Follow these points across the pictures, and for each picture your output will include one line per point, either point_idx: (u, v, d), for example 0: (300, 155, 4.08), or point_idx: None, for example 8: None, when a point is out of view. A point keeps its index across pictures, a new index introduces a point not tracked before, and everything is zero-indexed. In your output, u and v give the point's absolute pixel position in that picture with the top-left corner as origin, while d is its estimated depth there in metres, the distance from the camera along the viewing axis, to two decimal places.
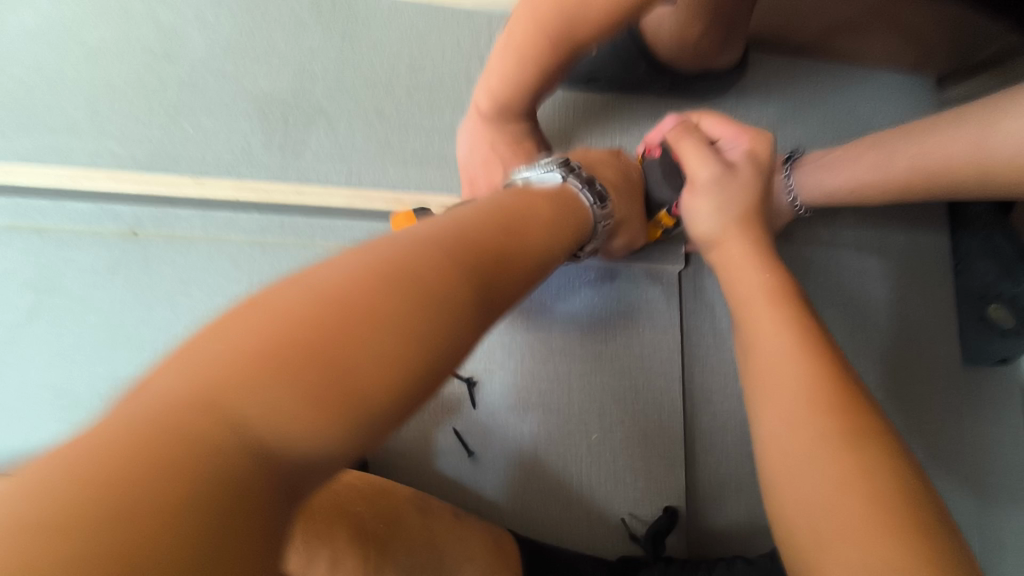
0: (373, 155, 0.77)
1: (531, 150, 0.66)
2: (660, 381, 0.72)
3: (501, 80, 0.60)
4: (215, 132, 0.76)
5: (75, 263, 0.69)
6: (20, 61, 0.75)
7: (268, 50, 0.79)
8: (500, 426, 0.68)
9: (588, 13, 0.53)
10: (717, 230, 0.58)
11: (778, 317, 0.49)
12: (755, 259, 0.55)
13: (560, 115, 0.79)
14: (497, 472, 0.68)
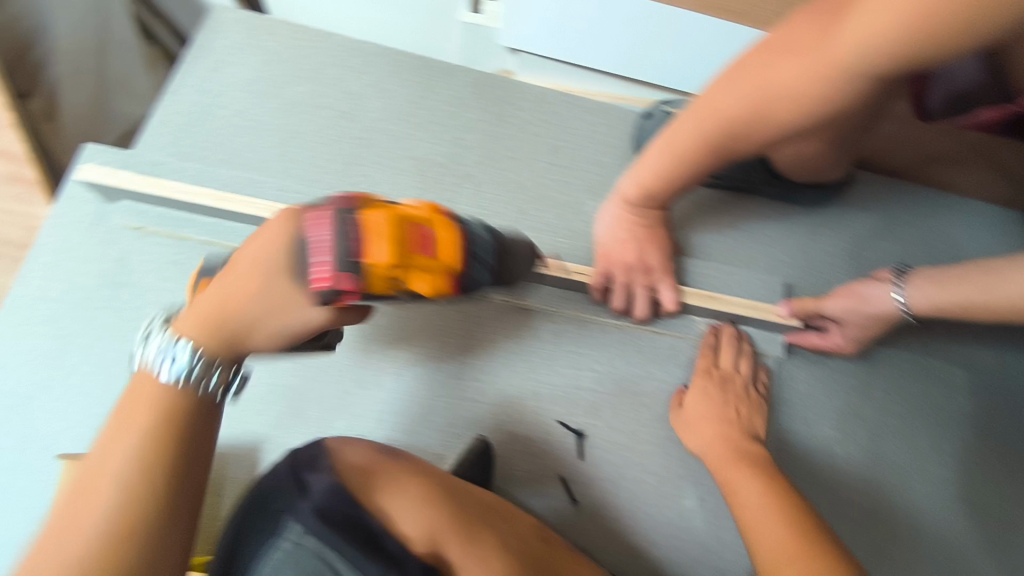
0: (511, 219, 0.87)
1: (654, 235, 0.77)
2: None
3: (653, 169, 0.70)
4: (380, 181, 0.88)
5: None
6: (232, 106, 0.91)
7: (432, 119, 0.92)
8: (603, 479, 0.74)
9: (746, 131, 0.62)
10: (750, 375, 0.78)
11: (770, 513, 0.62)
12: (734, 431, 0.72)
13: (683, 204, 0.89)
14: (597, 523, 0.73)
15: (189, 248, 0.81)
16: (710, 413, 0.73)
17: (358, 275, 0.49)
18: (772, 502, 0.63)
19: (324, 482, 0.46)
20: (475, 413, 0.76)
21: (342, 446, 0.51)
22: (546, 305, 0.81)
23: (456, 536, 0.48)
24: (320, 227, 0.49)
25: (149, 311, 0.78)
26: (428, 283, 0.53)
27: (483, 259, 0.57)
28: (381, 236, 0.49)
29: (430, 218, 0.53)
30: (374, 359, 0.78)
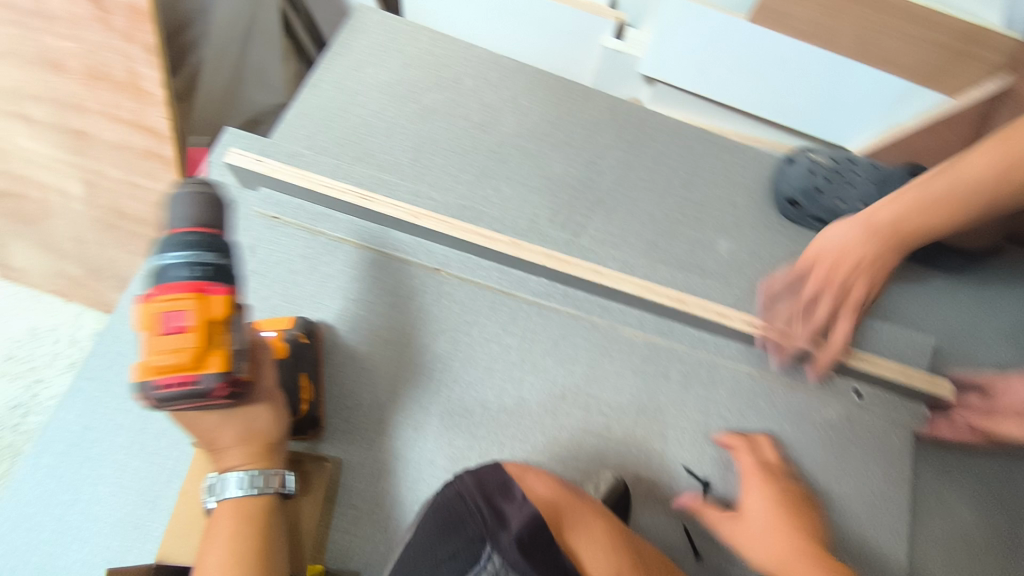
0: (643, 252, 0.84)
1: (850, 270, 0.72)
2: (888, 536, 0.72)
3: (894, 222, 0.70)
4: (511, 198, 0.85)
5: (383, 283, 0.78)
6: (368, 105, 0.89)
7: (567, 141, 0.91)
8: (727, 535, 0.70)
9: None
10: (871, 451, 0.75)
11: None
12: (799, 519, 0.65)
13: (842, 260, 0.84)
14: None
15: (321, 243, 0.79)
16: (774, 524, 0.65)
17: (206, 379, 0.53)
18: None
19: (522, 514, 0.50)
20: (598, 448, 0.72)
21: (529, 479, 0.54)
22: (680, 345, 0.78)
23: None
24: (163, 400, 0.53)
25: (275, 303, 0.76)
26: (217, 303, 0.54)
27: (195, 254, 0.55)
28: (163, 363, 0.52)
29: (147, 321, 0.53)
30: (499, 379, 0.75)
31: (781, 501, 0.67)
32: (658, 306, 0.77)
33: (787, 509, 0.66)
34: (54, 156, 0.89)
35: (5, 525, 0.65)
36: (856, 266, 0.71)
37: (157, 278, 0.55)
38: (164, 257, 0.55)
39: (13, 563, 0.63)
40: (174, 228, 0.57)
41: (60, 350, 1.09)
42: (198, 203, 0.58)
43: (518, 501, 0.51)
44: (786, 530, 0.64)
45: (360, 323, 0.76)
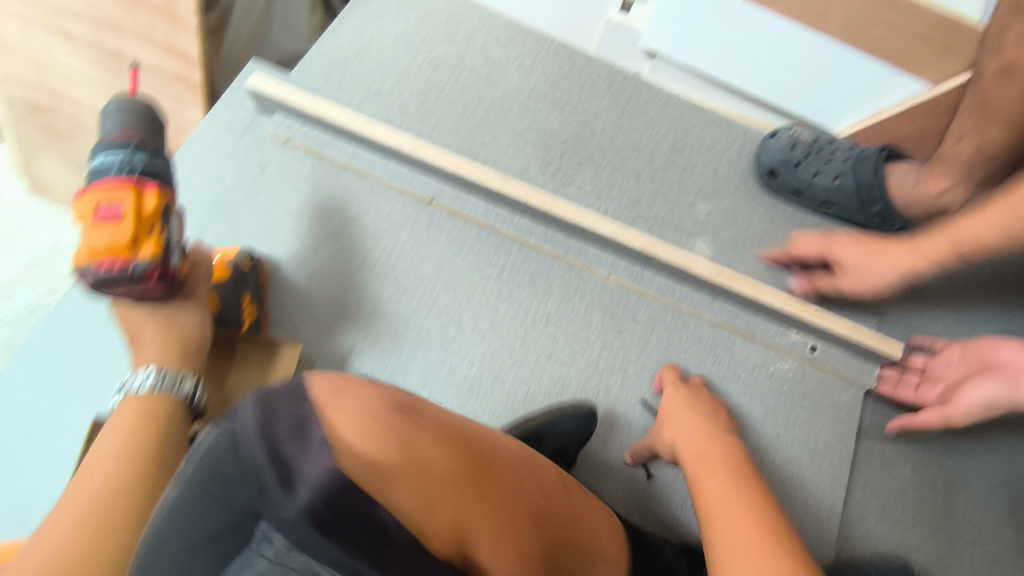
0: (624, 206, 0.90)
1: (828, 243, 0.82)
2: (824, 482, 0.76)
3: (914, 239, 0.78)
4: (506, 146, 0.91)
5: (377, 208, 0.83)
6: (382, 50, 0.95)
7: (564, 99, 0.96)
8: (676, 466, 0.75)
9: (975, 241, 0.72)
10: (817, 403, 0.80)
11: (735, 492, 0.58)
12: (706, 416, 0.71)
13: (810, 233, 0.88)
14: (661, 499, 0.74)
15: (325, 167, 0.85)
16: (683, 417, 0.70)
17: (137, 262, 0.50)
18: (732, 491, 0.58)
19: (320, 471, 0.29)
20: (560, 374, 0.77)
21: (331, 412, 0.32)
22: (648, 290, 0.83)
23: (488, 530, 0.33)
24: (98, 287, 0.51)
25: (276, 216, 0.82)
26: (151, 196, 0.53)
27: (128, 155, 0.54)
28: (99, 245, 0.50)
29: (83, 214, 0.51)
30: (475, 303, 0.80)
31: (697, 403, 0.73)
32: (633, 252, 0.82)
33: (695, 409, 0.72)
34: (88, 72, 0.96)
35: (12, 382, 0.71)
36: (871, 251, 0.79)
37: (92, 177, 0.53)
38: (98, 158, 0.54)
39: (17, 416, 0.70)
40: (106, 136, 0.56)
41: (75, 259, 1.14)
42: (126, 112, 0.56)
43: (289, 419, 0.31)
44: (693, 424, 0.69)
45: (352, 241, 0.82)
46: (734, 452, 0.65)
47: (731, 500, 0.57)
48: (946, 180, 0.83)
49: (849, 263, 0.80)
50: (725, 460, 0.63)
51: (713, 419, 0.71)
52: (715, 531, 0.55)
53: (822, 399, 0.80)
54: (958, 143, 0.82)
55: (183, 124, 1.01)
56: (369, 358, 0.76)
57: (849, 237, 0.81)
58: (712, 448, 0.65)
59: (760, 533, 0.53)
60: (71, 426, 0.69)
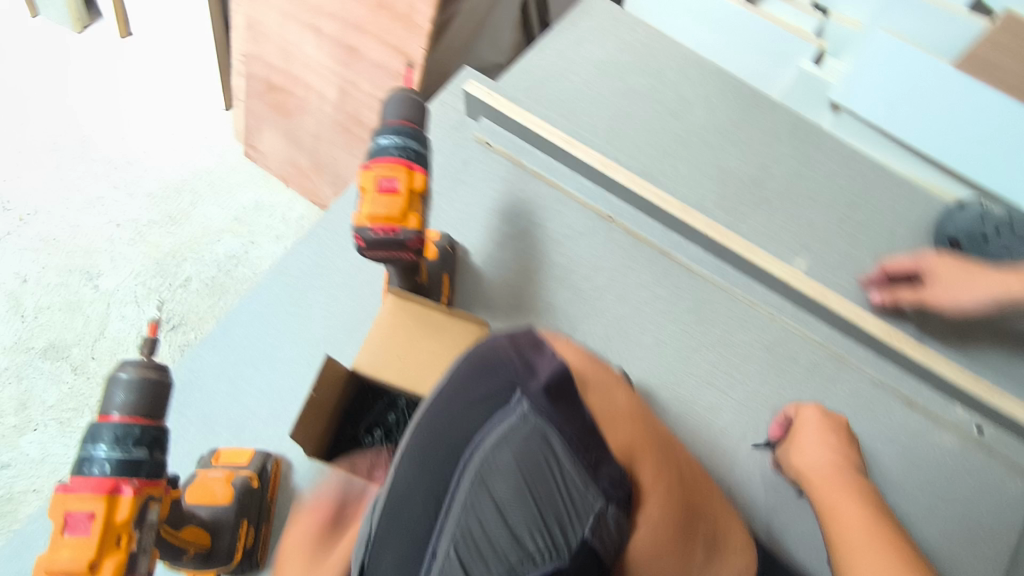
0: (794, 250, 0.91)
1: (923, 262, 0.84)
2: (961, 556, 0.75)
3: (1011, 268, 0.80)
4: (685, 177, 0.96)
5: (562, 216, 0.91)
6: (582, 74, 1.03)
7: (747, 142, 1.00)
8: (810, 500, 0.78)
9: None
10: (975, 486, 0.78)
11: (863, 520, 0.66)
12: (829, 439, 0.75)
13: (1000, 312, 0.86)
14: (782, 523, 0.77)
15: (520, 173, 0.94)
16: (818, 444, 0.74)
17: (406, 231, 0.60)
18: (873, 527, 0.65)
19: (550, 367, 0.58)
20: (715, 402, 0.81)
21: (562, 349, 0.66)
22: (812, 337, 0.85)
23: (650, 465, 0.61)
24: (368, 245, 0.60)
25: (474, 210, 0.91)
26: (420, 179, 0.62)
27: (406, 140, 0.64)
28: (379, 212, 0.59)
29: (366, 184, 0.61)
30: (643, 319, 0.85)
31: (829, 430, 0.76)
32: (803, 296, 0.85)
33: (834, 436, 0.76)
34: (326, 64, 1.11)
35: (245, 315, 0.83)
36: (966, 270, 0.82)
37: (373, 156, 0.63)
38: (381, 139, 0.64)
39: (245, 343, 0.82)
40: (387, 120, 0.66)
41: (296, 224, 1.29)
42: (406, 101, 0.67)
43: (549, 359, 0.60)
44: (831, 452, 0.74)
45: (538, 242, 0.90)
46: (866, 490, 0.71)
47: (862, 528, 0.65)
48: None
49: (942, 281, 0.82)
50: (842, 493, 0.70)
51: (837, 440, 0.75)
52: (847, 542, 0.64)
53: (983, 483, 0.79)
54: None
55: (375, 108, 1.10)
56: None
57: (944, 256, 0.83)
58: (855, 488, 0.70)
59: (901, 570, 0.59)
60: (287, 360, 0.81)
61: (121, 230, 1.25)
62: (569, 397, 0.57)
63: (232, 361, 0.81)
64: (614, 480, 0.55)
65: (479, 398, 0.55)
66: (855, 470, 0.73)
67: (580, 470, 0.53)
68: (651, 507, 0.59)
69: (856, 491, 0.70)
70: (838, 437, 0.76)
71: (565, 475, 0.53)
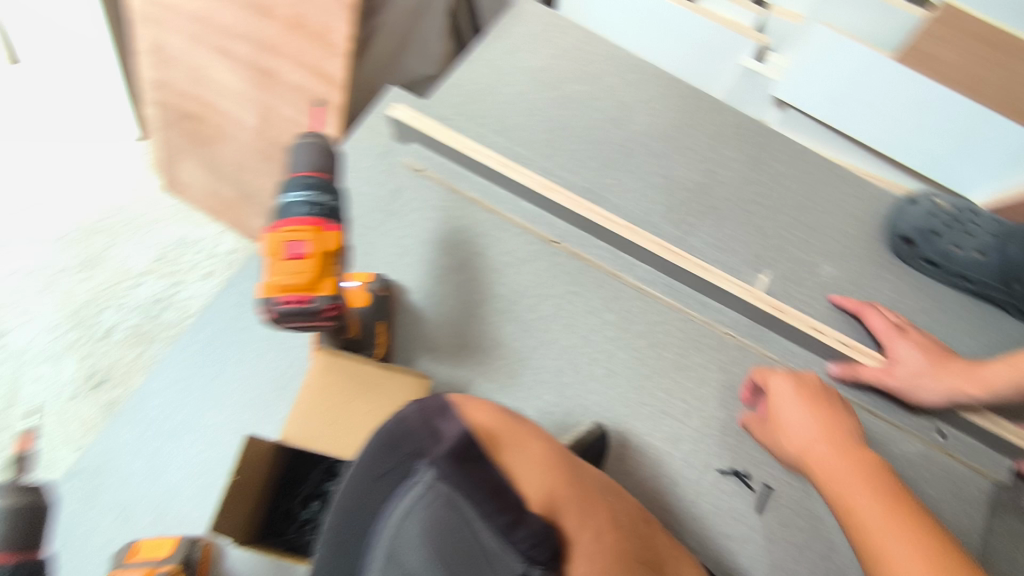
0: (746, 261, 0.87)
1: (886, 332, 0.79)
2: None
3: (978, 363, 0.74)
4: (631, 190, 0.91)
5: (503, 242, 0.85)
6: (515, 85, 0.97)
7: (691, 147, 0.95)
8: (774, 525, 0.75)
9: None
10: (944, 495, 0.75)
11: (874, 490, 0.59)
12: (815, 405, 0.69)
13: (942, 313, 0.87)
14: (750, 553, 0.73)
15: (455, 199, 0.87)
16: (805, 418, 0.68)
17: (318, 299, 0.54)
18: (895, 516, 0.55)
19: (455, 430, 0.48)
20: (674, 430, 0.78)
21: (468, 406, 0.51)
22: (769, 352, 0.81)
23: (576, 516, 0.50)
24: (276, 319, 0.54)
25: (408, 243, 0.85)
26: (332, 237, 0.55)
27: (315, 194, 0.57)
28: (285, 281, 0.53)
29: (271, 250, 0.54)
30: (593, 349, 0.81)
31: (810, 395, 0.70)
32: (757, 312, 0.81)
33: (817, 403, 0.69)
34: (239, 88, 1.02)
35: (163, 383, 0.75)
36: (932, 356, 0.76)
37: (280, 215, 0.56)
38: (287, 196, 0.57)
39: (164, 414, 0.74)
40: (294, 172, 0.59)
41: (223, 258, 1.20)
42: (313, 149, 0.59)
43: (457, 418, 0.49)
44: (820, 425, 0.67)
45: (481, 273, 0.84)
46: (877, 464, 0.62)
47: (885, 522, 0.55)
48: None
49: (906, 370, 0.76)
50: (846, 458, 0.63)
51: (824, 409, 0.69)
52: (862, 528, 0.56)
53: (952, 490, 0.76)
54: None
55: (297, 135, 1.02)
56: (489, 393, 0.78)
57: (915, 340, 0.77)
58: (863, 468, 0.61)
59: (919, 548, 0.53)
60: (209, 432, 0.73)
61: (29, 280, 1.14)
62: (480, 458, 0.47)
63: (149, 436, 0.73)
64: (535, 538, 0.45)
65: (380, 471, 0.47)
66: (852, 431, 0.67)
67: (496, 537, 0.44)
68: (580, 562, 0.48)
69: (859, 455, 0.63)
70: (826, 403, 0.69)
71: (482, 541, 0.44)
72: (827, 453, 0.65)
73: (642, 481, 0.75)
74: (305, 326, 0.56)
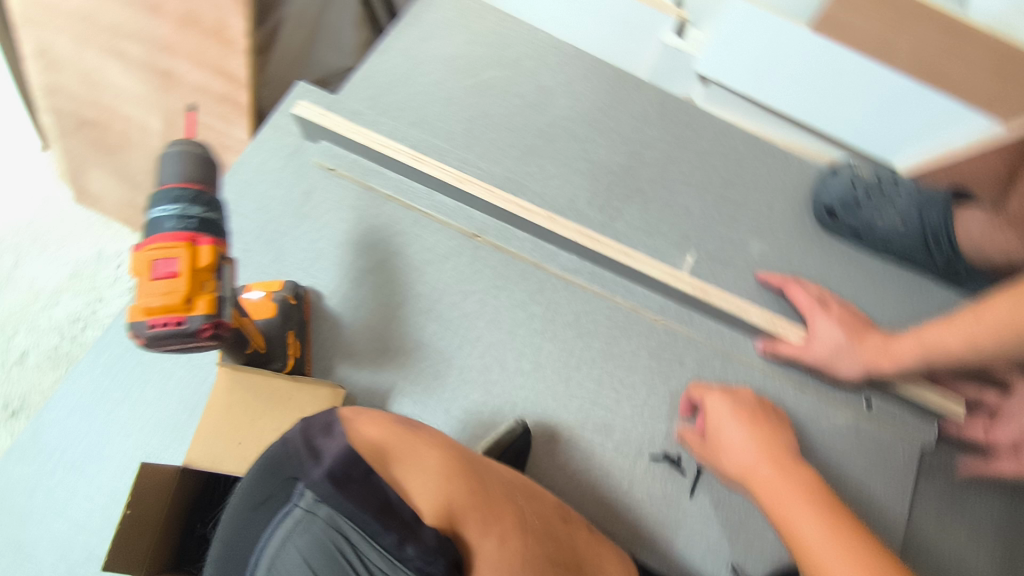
0: (673, 242, 0.86)
1: (810, 308, 0.78)
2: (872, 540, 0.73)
3: (891, 337, 0.73)
4: (554, 177, 0.88)
5: (421, 239, 0.82)
6: (430, 75, 0.93)
7: (614, 129, 0.93)
8: (707, 508, 0.74)
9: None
10: (872, 465, 0.76)
11: (810, 504, 0.56)
12: (748, 421, 0.68)
13: (869, 283, 0.87)
14: (684, 537, 0.73)
15: (370, 197, 0.84)
16: (741, 437, 0.66)
17: (192, 320, 0.50)
18: (838, 536, 0.52)
19: (340, 447, 0.46)
20: (605, 419, 0.76)
21: (359, 422, 0.50)
22: (697, 334, 0.80)
23: (478, 522, 0.49)
24: (149, 344, 0.50)
25: (321, 246, 0.81)
26: (205, 252, 0.52)
27: (185, 207, 0.53)
28: (153, 303, 0.49)
29: (139, 270, 0.51)
30: (519, 343, 0.78)
31: (744, 414, 0.69)
32: (682, 294, 0.80)
33: (753, 422, 0.68)
34: (140, 93, 0.97)
35: (61, 412, 0.71)
36: (853, 331, 0.75)
37: (148, 231, 0.53)
38: (155, 210, 0.53)
39: (64, 445, 0.70)
40: (163, 183, 0.55)
41: None
42: (185, 158, 0.55)
43: (343, 436, 0.47)
44: (757, 443, 0.65)
45: (399, 273, 0.81)
46: (817, 483, 0.59)
47: (828, 544, 0.52)
48: (1014, 239, 0.78)
49: (829, 349, 0.75)
50: (781, 474, 0.61)
51: (756, 425, 0.68)
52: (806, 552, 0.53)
53: (880, 458, 0.77)
54: None
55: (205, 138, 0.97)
56: (412, 397, 0.75)
57: (836, 317, 0.76)
58: (802, 484, 0.59)
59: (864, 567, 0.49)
60: (114, 461, 0.69)
61: None
62: (367, 476, 0.45)
63: (48, 470, 0.69)
64: (427, 552, 0.43)
65: (257, 498, 0.44)
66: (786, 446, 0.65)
67: (380, 556, 0.42)
68: (481, 573, 0.46)
69: (796, 469, 0.61)
70: (758, 419, 0.69)
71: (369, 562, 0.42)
72: (762, 471, 0.62)
73: (573, 475, 0.74)
74: (185, 348, 0.52)
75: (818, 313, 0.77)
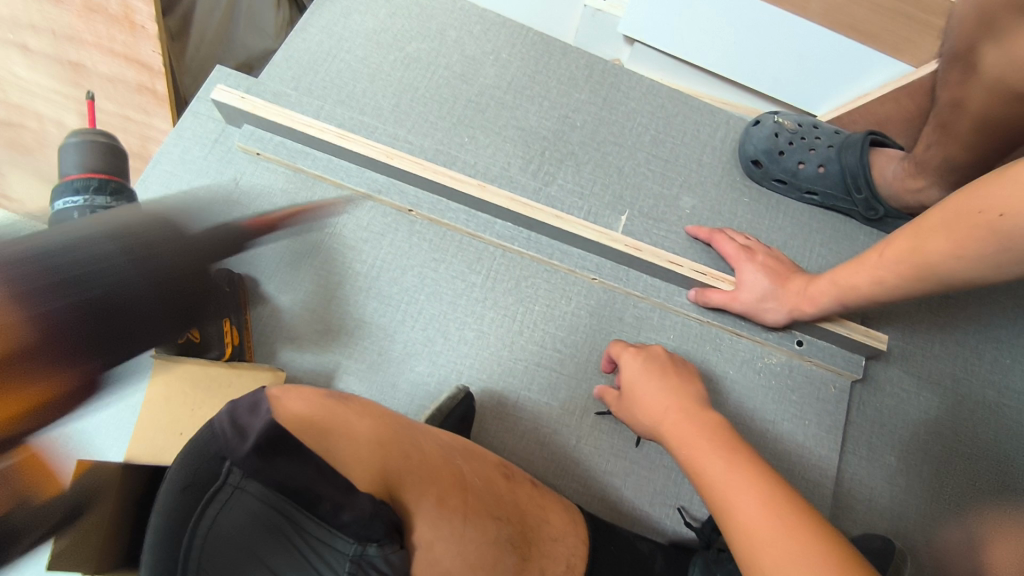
0: (606, 202, 0.87)
1: (738, 256, 0.81)
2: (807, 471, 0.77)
3: (812, 279, 0.76)
4: (485, 146, 0.88)
5: (355, 218, 0.82)
6: (352, 51, 0.92)
7: (543, 95, 0.93)
8: (652, 455, 0.77)
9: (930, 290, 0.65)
10: (805, 400, 0.80)
11: (715, 448, 0.58)
12: (660, 374, 0.70)
13: (795, 228, 0.90)
14: (632, 485, 0.75)
15: (300, 179, 0.83)
16: (654, 390, 0.68)
17: None
18: (742, 472, 0.55)
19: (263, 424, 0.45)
20: (550, 379, 0.78)
21: (282, 397, 0.49)
22: (634, 290, 0.82)
23: (414, 485, 0.50)
24: None
25: None
26: None
27: (90, 197, 0.51)
28: None
29: None
30: (460, 313, 0.79)
31: (655, 367, 0.71)
32: (616, 253, 0.82)
33: (665, 374, 0.70)
34: (53, 88, 0.93)
35: None
36: (777, 277, 0.78)
37: None
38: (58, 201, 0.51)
39: None
40: (66, 174, 0.53)
41: None
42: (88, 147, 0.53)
43: (266, 413, 0.46)
44: (667, 394, 0.67)
45: (335, 253, 0.80)
46: (720, 424, 0.61)
47: (733, 480, 0.54)
48: (921, 180, 0.82)
49: (754, 295, 0.78)
50: (688, 425, 0.62)
51: (668, 376, 0.70)
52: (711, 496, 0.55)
53: (812, 394, 0.81)
54: (926, 149, 0.80)
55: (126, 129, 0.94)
56: (357, 374, 0.75)
57: (760, 264, 0.79)
58: (708, 430, 0.61)
59: (765, 503, 0.51)
60: None
61: None
62: (293, 451, 0.44)
63: None
64: (362, 517, 0.44)
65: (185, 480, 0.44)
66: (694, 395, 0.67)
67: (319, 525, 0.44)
68: (419, 530, 0.49)
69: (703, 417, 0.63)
70: (672, 371, 0.70)
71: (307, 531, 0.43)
72: (672, 424, 0.64)
73: (522, 436, 0.76)
74: None
75: (744, 261, 0.80)
